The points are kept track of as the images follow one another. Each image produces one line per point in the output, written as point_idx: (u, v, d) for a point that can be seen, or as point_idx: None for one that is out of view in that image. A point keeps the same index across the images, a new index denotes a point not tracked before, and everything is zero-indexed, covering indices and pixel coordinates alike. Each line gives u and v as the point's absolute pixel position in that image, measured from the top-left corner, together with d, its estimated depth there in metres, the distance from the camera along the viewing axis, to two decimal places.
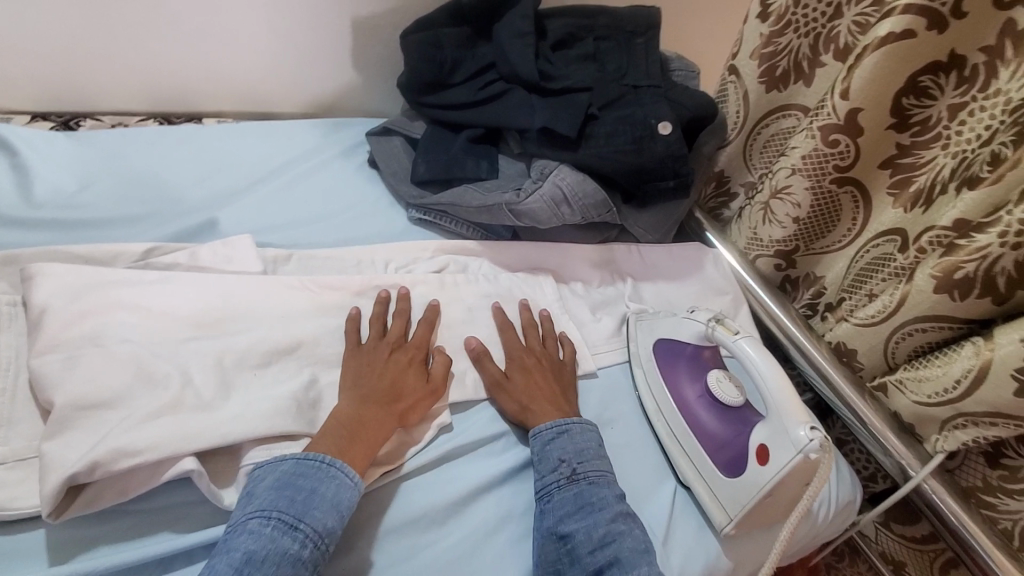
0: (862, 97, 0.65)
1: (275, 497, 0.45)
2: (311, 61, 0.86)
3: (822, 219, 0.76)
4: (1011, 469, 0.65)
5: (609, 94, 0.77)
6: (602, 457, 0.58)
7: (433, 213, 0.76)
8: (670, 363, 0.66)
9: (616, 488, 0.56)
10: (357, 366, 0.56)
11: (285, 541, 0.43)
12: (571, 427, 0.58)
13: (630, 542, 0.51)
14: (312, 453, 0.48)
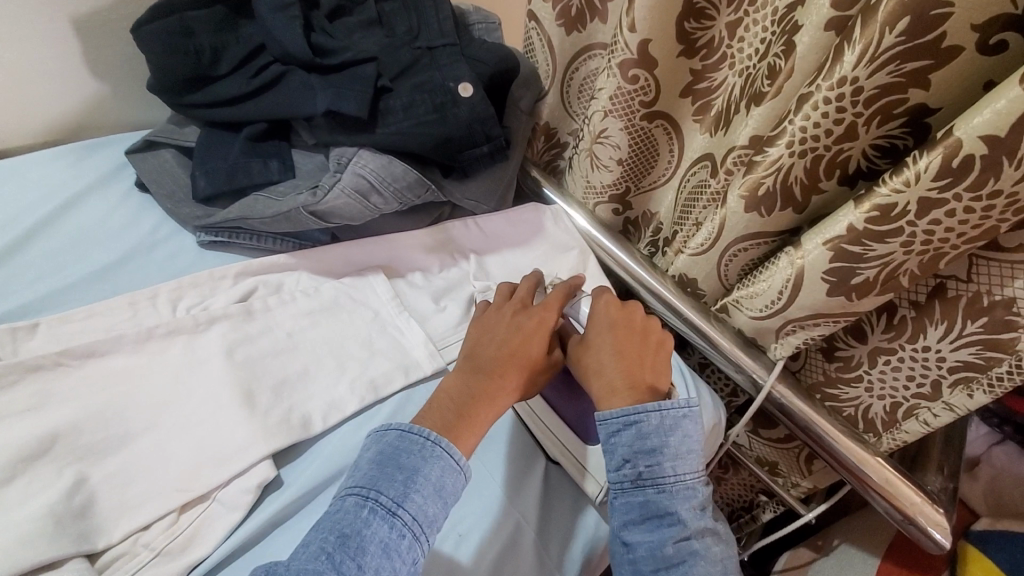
0: (648, 27, 0.63)
1: (376, 475, 0.46)
2: (35, 79, 0.69)
3: (643, 156, 0.77)
4: (845, 359, 0.69)
5: (401, 61, 0.68)
6: (691, 458, 0.51)
7: (225, 231, 0.65)
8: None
9: (693, 500, 0.50)
10: (491, 330, 0.57)
11: (383, 528, 0.44)
12: (643, 420, 0.50)
13: (702, 564, 0.47)
14: (417, 428, 0.49)
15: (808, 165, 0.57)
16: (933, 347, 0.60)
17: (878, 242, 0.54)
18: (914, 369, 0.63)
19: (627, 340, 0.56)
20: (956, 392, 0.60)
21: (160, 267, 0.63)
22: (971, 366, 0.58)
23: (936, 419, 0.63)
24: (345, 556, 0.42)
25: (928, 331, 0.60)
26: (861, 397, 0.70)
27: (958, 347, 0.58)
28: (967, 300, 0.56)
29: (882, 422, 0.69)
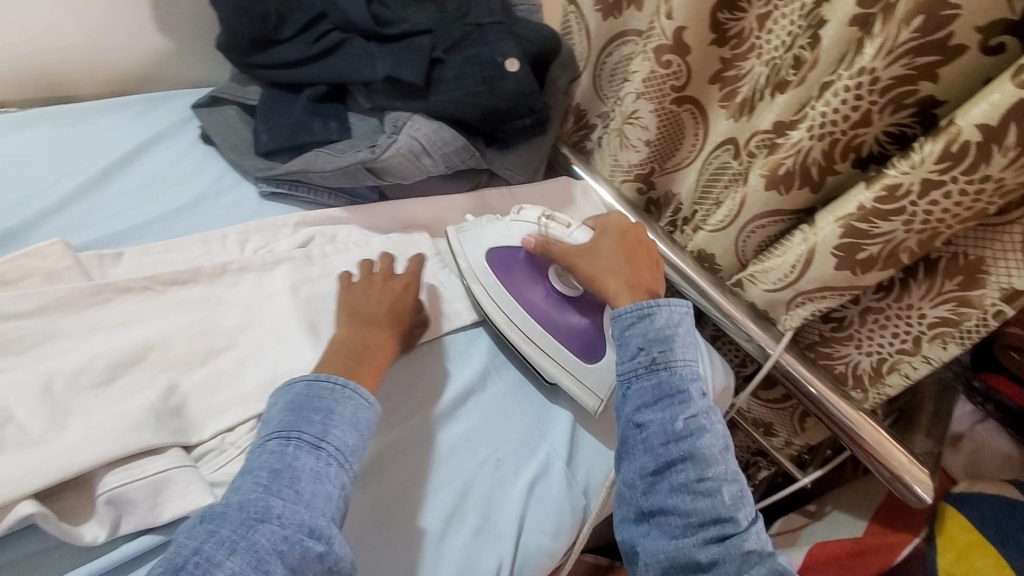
0: (685, 15, 0.69)
1: (293, 417, 0.47)
2: (107, 27, 0.73)
3: (669, 138, 0.82)
4: (839, 320, 0.76)
5: (452, 34, 0.73)
6: (695, 353, 0.57)
7: (287, 184, 0.71)
8: (508, 269, 0.66)
9: (699, 386, 0.55)
10: (346, 302, 0.58)
11: (311, 460, 0.45)
12: (655, 313, 0.57)
13: (706, 438, 0.53)
14: (322, 374, 0.50)
15: (826, 149, 0.62)
16: (916, 304, 0.68)
17: (882, 220, 0.60)
18: (898, 326, 0.71)
19: (630, 245, 0.64)
20: (932, 345, 0.68)
21: (227, 213, 0.68)
22: (947, 320, 0.66)
23: (915, 371, 0.71)
24: (283, 487, 0.43)
25: (912, 289, 0.69)
26: (851, 355, 0.76)
27: (938, 303, 0.66)
28: (948, 260, 0.64)
29: (868, 378, 0.76)
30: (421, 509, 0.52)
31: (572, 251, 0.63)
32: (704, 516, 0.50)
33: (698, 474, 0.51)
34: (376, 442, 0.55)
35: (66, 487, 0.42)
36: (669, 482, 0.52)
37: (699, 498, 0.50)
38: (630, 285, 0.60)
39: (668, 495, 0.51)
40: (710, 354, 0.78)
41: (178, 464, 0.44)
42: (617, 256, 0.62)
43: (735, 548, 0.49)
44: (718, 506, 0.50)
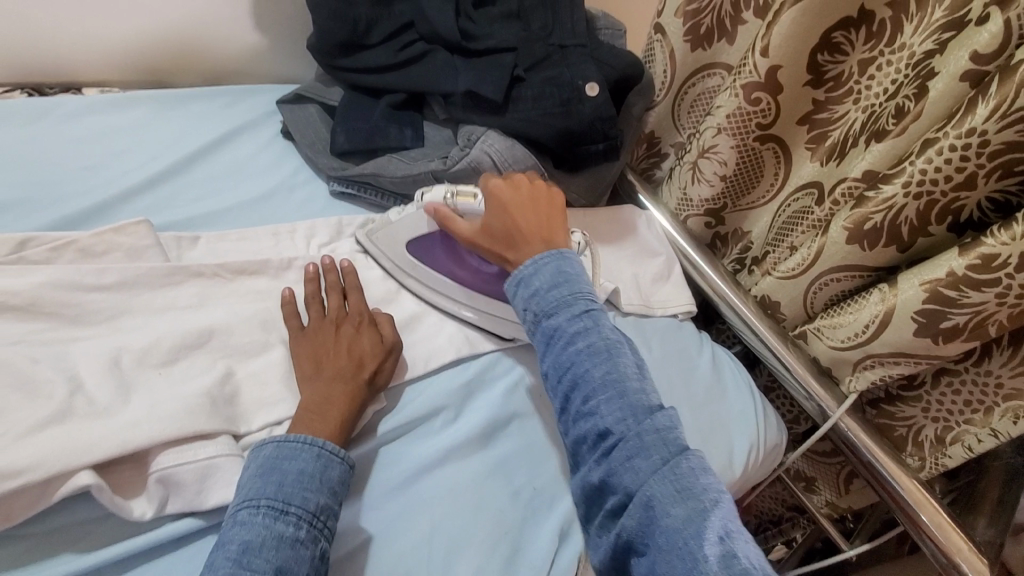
0: (781, 54, 0.67)
1: (262, 483, 0.44)
2: (209, 20, 0.77)
3: (746, 175, 0.79)
4: (908, 378, 0.70)
5: (535, 54, 0.73)
6: (573, 281, 0.54)
7: (356, 185, 0.72)
8: (433, 255, 0.65)
9: (579, 308, 0.52)
10: (300, 357, 0.53)
11: (279, 526, 0.42)
12: (523, 270, 0.55)
13: (586, 360, 0.50)
14: (291, 436, 0.47)
15: (921, 208, 0.59)
16: (994, 373, 0.63)
17: (974, 290, 0.55)
18: (971, 394, 0.65)
19: (519, 206, 0.60)
20: (1003, 419, 0.63)
21: (297, 208, 0.70)
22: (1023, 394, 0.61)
23: (979, 444, 0.65)
24: (253, 559, 0.40)
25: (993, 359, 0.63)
26: (917, 418, 0.70)
27: (1017, 374, 0.62)
28: None
29: (930, 446, 0.70)
30: (453, 529, 0.51)
31: (470, 233, 0.61)
32: (593, 437, 0.49)
33: (586, 398, 0.49)
34: (418, 452, 0.54)
35: (120, 462, 0.43)
36: (570, 414, 0.51)
37: (587, 421, 0.49)
38: (526, 240, 0.58)
39: (571, 427, 0.51)
40: (765, 409, 0.74)
41: (227, 451, 0.46)
42: (511, 220, 0.59)
43: (617, 460, 0.47)
44: (604, 421, 0.48)
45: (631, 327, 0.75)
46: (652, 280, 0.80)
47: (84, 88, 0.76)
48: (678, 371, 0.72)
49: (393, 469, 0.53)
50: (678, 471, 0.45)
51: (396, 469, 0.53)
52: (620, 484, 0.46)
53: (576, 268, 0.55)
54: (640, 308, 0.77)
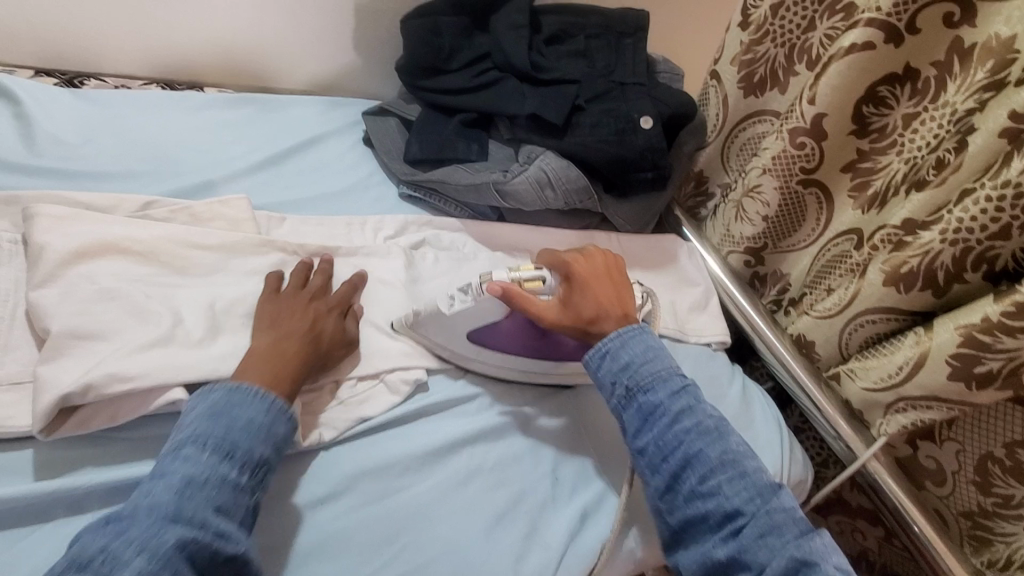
0: (827, 103, 0.71)
1: (208, 425, 0.46)
2: (315, 38, 0.88)
3: (788, 218, 0.81)
4: (1005, 497, 0.66)
5: (597, 88, 0.81)
6: (664, 356, 0.58)
7: (423, 190, 0.80)
8: (493, 337, 0.62)
9: (675, 385, 0.57)
10: (263, 313, 0.55)
11: (222, 468, 0.44)
12: (611, 346, 0.58)
13: (695, 439, 0.54)
14: (243, 384, 0.48)
15: (957, 255, 0.61)
16: None
17: (1009, 335, 0.57)
18: None
19: (598, 280, 0.63)
20: None
21: (369, 205, 0.78)
22: None
23: None
24: (193, 494, 0.42)
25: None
26: (1019, 536, 0.66)
27: None
28: None
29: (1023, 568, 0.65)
30: (476, 502, 0.54)
31: (547, 310, 0.60)
32: (716, 516, 0.52)
33: (701, 477, 0.53)
34: (454, 427, 0.59)
35: (206, 390, 0.51)
36: (682, 494, 0.53)
37: (707, 501, 0.52)
38: (609, 314, 0.61)
39: (684, 506, 0.53)
40: (791, 444, 0.75)
41: None
42: (592, 294, 0.61)
43: (749, 537, 0.50)
44: (726, 501, 0.52)
45: None
46: (689, 308, 0.83)
47: (205, 87, 0.89)
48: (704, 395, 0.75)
49: (431, 437, 0.57)
50: (809, 543, 0.50)
51: (430, 437, 0.57)
52: (754, 560, 0.50)
53: (659, 345, 0.60)
54: (675, 332, 0.80)
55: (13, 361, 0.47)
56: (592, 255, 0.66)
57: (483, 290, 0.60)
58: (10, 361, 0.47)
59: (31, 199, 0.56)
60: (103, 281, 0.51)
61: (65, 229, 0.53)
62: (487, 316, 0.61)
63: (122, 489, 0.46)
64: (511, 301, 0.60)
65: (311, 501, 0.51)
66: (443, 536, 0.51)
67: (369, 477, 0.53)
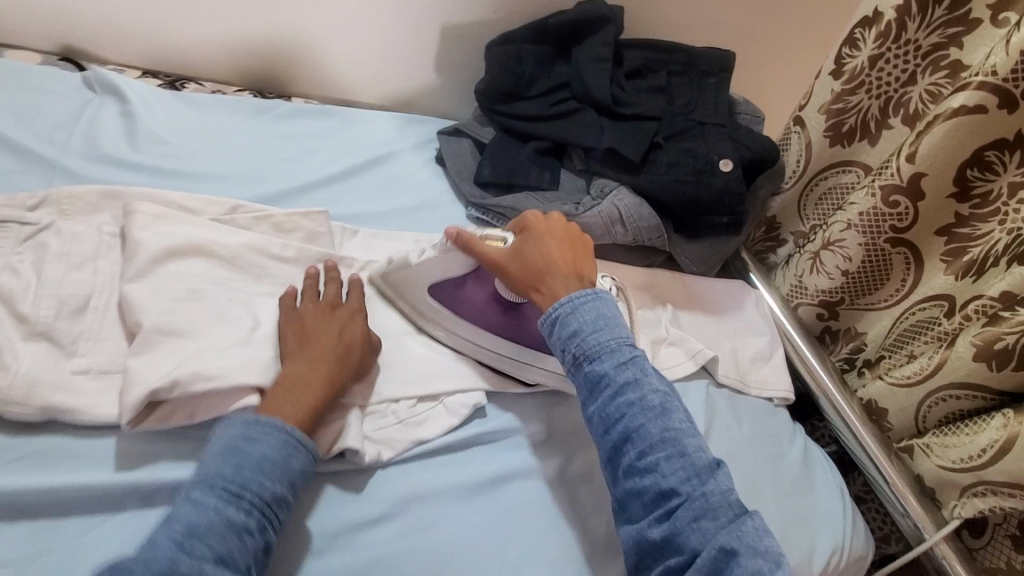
0: (928, 163, 0.67)
1: (221, 464, 0.44)
2: (400, 57, 0.90)
3: (870, 276, 0.77)
4: None
5: (676, 126, 0.80)
6: (615, 326, 0.55)
7: (491, 214, 0.81)
8: (452, 296, 0.63)
9: (625, 356, 0.53)
10: (288, 333, 0.54)
11: (230, 511, 0.43)
12: (563, 312, 0.55)
13: (638, 414, 0.51)
14: (266, 417, 0.47)
15: None
16: None
17: None
18: None
19: (554, 237, 0.61)
20: None
21: (439, 224, 0.79)
22: None
23: None
24: (194, 543, 0.40)
25: None
26: None
27: None
28: None
29: None
30: (525, 541, 0.53)
31: (498, 259, 0.59)
32: (652, 494, 0.49)
33: (640, 452, 0.50)
34: (507, 459, 0.58)
35: None
36: (621, 468, 0.51)
37: (645, 477, 0.50)
38: (563, 276, 0.58)
39: (622, 480, 0.51)
40: (854, 516, 0.70)
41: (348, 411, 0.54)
42: (543, 251, 0.59)
43: (683, 520, 0.48)
44: (663, 479, 0.49)
45: (723, 399, 0.75)
46: (752, 359, 0.80)
47: (294, 97, 0.93)
48: (766, 454, 0.71)
49: (484, 467, 0.57)
50: (743, 530, 0.47)
51: (483, 467, 0.57)
52: (686, 543, 0.47)
53: (616, 316, 0.56)
54: (735, 383, 0.77)
55: (103, 351, 0.49)
56: (554, 216, 0.64)
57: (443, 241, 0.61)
58: (100, 351, 0.49)
59: (132, 195, 0.58)
60: (189, 283, 0.53)
61: (161, 228, 0.55)
62: (450, 271, 0.62)
63: None
64: (468, 249, 0.60)
65: (365, 519, 0.51)
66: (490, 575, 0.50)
67: (419, 502, 0.53)
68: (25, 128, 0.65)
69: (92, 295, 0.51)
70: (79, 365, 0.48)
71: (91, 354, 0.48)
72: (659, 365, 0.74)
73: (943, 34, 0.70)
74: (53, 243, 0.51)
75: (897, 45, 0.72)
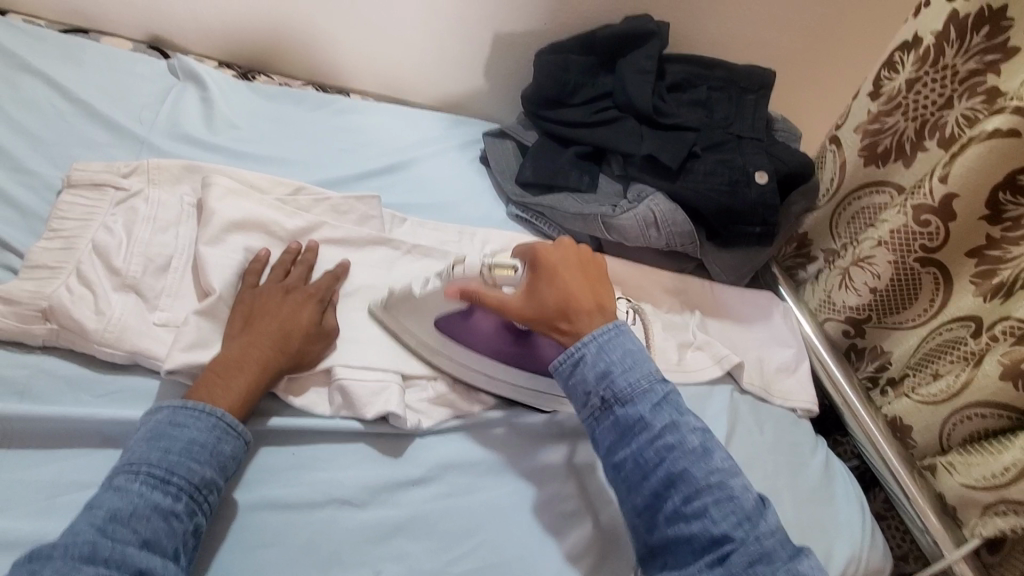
0: (961, 184, 0.69)
1: (148, 449, 0.46)
2: (452, 61, 0.95)
3: (899, 294, 0.78)
4: None
5: (714, 139, 0.83)
6: (642, 362, 0.55)
7: (531, 213, 0.85)
8: (462, 329, 0.61)
9: (657, 396, 0.54)
10: (237, 309, 0.55)
11: (155, 496, 0.44)
12: (585, 353, 0.55)
13: (678, 457, 0.52)
14: (193, 402, 0.49)
15: None
16: None
17: None
18: None
19: (569, 272, 0.59)
20: None
21: (480, 219, 0.84)
22: None
23: None
24: (118, 529, 0.42)
25: None
26: None
27: None
28: None
29: None
30: (550, 516, 0.56)
31: (512, 303, 0.58)
32: (702, 540, 0.50)
33: (684, 498, 0.51)
34: (535, 439, 0.61)
35: (324, 369, 0.57)
36: (664, 514, 0.51)
37: (692, 523, 0.50)
38: (583, 312, 0.57)
39: (665, 526, 0.51)
40: (873, 528, 0.71)
41: (393, 378, 0.58)
42: (562, 288, 0.58)
43: (738, 565, 0.48)
44: (713, 525, 0.50)
45: (747, 405, 0.77)
46: (777, 369, 0.81)
47: (351, 93, 0.99)
48: (785, 460, 0.73)
49: (514, 445, 0.60)
50: (799, 568, 0.49)
51: (514, 445, 0.60)
52: None
53: (640, 351, 0.56)
54: (759, 390, 0.79)
55: (180, 307, 0.55)
56: (564, 246, 0.62)
57: (445, 291, 0.60)
58: (178, 306, 0.55)
59: (210, 170, 0.64)
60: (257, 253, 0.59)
61: (233, 201, 0.61)
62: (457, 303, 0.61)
63: None
64: (478, 289, 0.59)
65: (403, 481, 0.55)
66: (515, 543, 0.54)
67: (453, 470, 0.57)
68: (118, 107, 0.72)
69: (173, 257, 0.57)
70: (160, 317, 0.54)
71: (170, 308, 0.55)
72: (685, 367, 0.76)
73: (981, 60, 0.71)
74: (141, 209, 0.58)
75: (935, 70, 0.74)
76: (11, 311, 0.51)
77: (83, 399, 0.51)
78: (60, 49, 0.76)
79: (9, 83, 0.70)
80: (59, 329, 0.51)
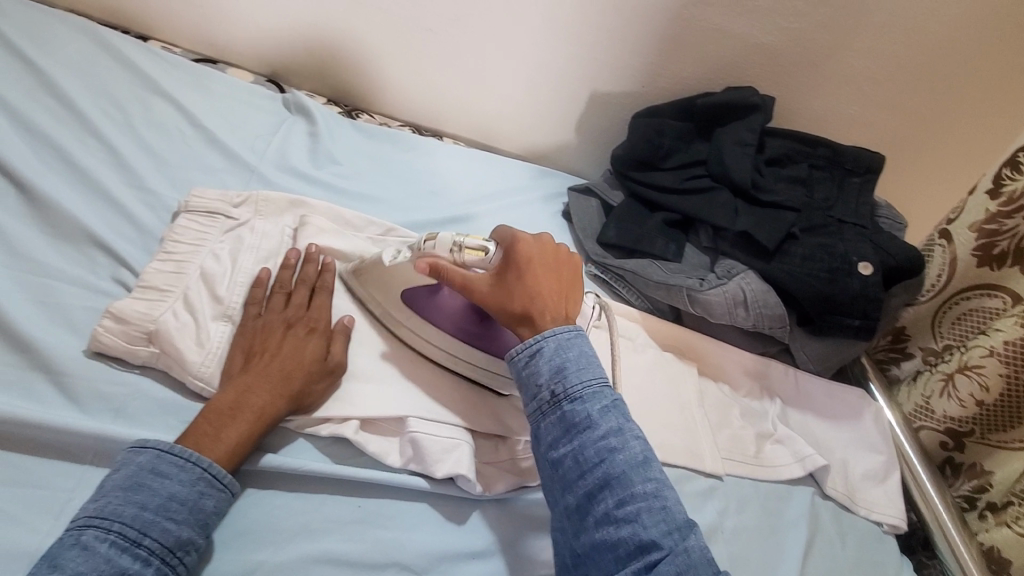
0: None
1: (121, 503, 0.44)
2: (544, 113, 0.96)
3: (1007, 411, 0.71)
4: None
5: (814, 221, 0.79)
6: (597, 365, 0.53)
7: (611, 275, 0.83)
8: (424, 302, 0.59)
9: (608, 399, 0.52)
10: (237, 349, 0.54)
11: (123, 560, 0.42)
12: (544, 346, 0.53)
13: (619, 460, 0.49)
14: (177, 447, 0.48)
15: None
16: None
17: None
18: None
19: (543, 272, 0.57)
20: None
21: None
22: None
23: None
24: None
25: None
26: None
27: None
28: None
29: None
30: None
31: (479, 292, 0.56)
32: (629, 546, 0.46)
33: (618, 501, 0.48)
34: None
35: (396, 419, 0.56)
36: (593, 517, 0.48)
37: (621, 527, 0.47)
38: (551, 315, 0.55)
39: (592, 531, 0.48)
40: None
41: (463, 438, 0.56)
42: (532, 288, 0.56)
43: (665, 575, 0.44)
44: (643, 531, 0.46)
45: (828, 513, 0.71)
46: (863, 476, 0.74)
47: (444, 137, 1.02)
48: None
49: None
50: None
51: None
52: None
53: (597, 355, 0.55)
54: (844, 498, 0.72)
55: None
56: (545, 243, 0.60)
57: (415, 266, 0.57)
58: None
59: (312, 207, 0.67)
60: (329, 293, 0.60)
61: (327, 243, 0.64)
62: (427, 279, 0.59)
63: (322, 482, 0.54)
64: (445, 275, 0.56)
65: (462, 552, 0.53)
66: None
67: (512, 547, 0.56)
68: (234, 135, 0.76)
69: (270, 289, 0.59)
70: None
71: None
72: (761, 460, 0.71)
73: None
74: (247, 238, 0.62)
75: None
76: (119, 330, 0.53)
77: (170, 424, 0.52)
78: (189, 77, 0.81)
79: (142, 105, 0.75)
80: (159, 352, 0.54)
